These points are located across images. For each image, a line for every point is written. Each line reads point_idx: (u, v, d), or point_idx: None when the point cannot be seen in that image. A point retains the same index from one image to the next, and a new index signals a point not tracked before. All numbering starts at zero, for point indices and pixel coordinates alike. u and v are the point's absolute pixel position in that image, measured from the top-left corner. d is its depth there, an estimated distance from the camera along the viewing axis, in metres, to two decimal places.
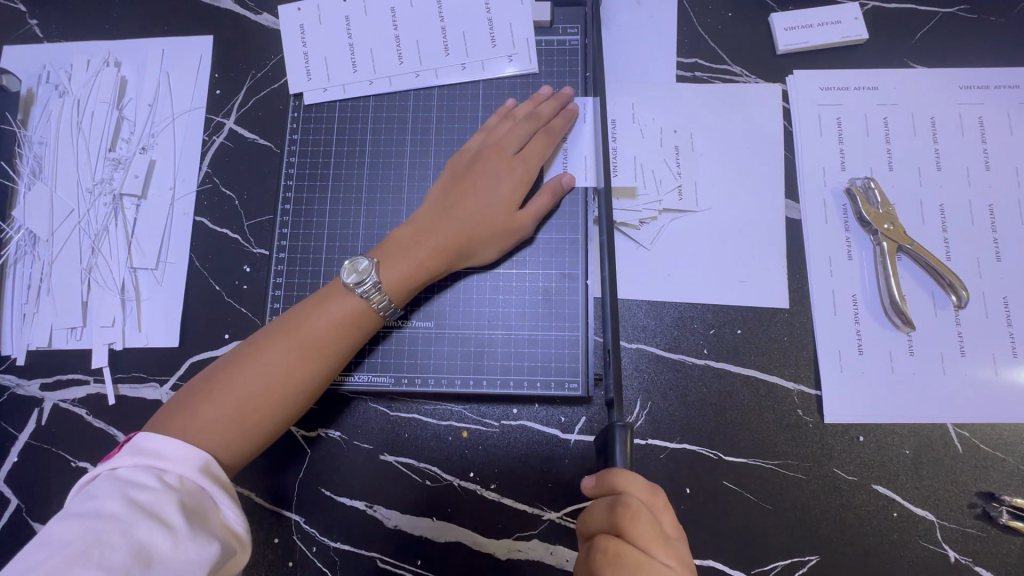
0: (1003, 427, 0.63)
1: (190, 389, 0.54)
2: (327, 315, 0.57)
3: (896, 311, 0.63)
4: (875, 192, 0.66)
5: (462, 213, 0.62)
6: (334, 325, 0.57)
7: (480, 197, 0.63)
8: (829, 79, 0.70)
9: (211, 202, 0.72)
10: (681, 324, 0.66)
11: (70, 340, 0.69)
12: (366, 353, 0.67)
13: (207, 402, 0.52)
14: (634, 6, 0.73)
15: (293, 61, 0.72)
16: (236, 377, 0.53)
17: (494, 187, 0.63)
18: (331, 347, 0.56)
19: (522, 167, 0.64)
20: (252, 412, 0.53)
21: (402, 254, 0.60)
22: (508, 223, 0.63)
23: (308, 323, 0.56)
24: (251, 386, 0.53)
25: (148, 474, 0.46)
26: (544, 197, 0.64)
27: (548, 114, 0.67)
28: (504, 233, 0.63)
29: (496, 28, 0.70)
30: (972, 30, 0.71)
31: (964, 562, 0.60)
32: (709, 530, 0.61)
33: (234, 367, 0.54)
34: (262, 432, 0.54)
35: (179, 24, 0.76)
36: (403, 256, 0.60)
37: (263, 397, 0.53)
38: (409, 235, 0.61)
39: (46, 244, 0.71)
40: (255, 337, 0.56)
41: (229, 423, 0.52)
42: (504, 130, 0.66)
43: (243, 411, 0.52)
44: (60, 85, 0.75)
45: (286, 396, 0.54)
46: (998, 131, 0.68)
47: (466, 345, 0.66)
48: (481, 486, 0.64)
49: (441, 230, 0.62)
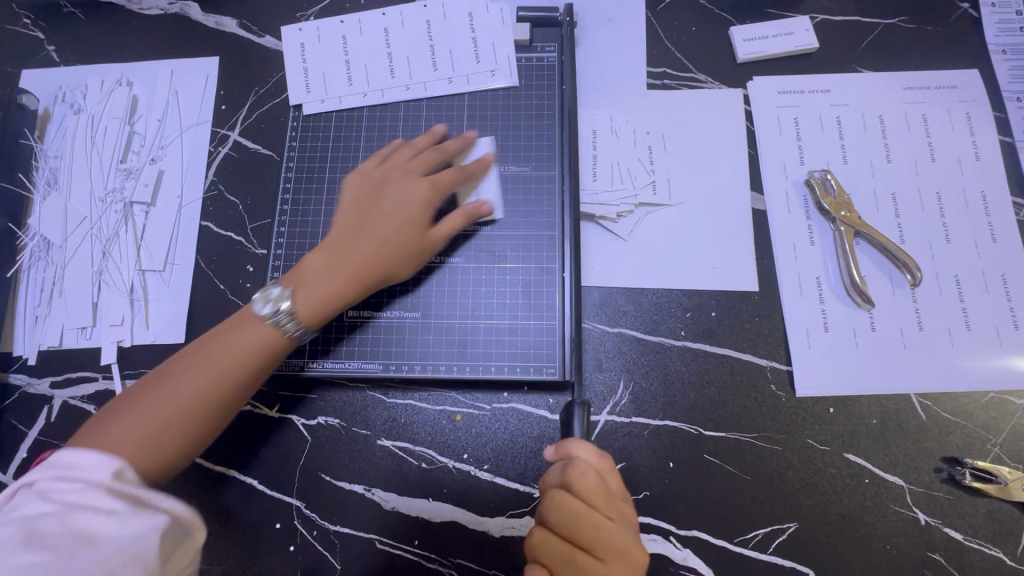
0: (964, 395, 0.67)
1: (103, 413, 0.54)
2: (244, 336, 0.58)
3: (856, 289, 0.68)
4: (832, 182, 0.72)
5: (363, 238, 0.65)
6: (245, 345, 0.58)
7: (381, 221, 0.66)
8: (785, 84, 0.77)
9: (217, 208, 0.76)
10: (659, 309, 0.70)
11: (80, 339, 0.72)
12: (345, 344, 0.70)
13: (116, 426, 0.52)
14: (606, 23, 0.80)
15: (293, 77, 0.78)
16: (148, 399, 0.54)
17: (393, 211, 0.66)
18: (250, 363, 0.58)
19: (415, 193, 0.67)
20: (168, 430, 0.53)
21: (319, 280, 0.62)
22: (416, 245, 0.66)
23: (227, 345, 0.58)
24: (164, 408, 0.54)
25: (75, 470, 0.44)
26: (458, 218, 0.67)
27: (452, 149, 0.71)
28: (417, 254, 0.66)
29: (480, 45, 0.76)
30: (913, 39, 0.79)
31: (933, 524, 0.63)
32: (692, 501, 0.65)
33: (145, 393, 0.55)
34: (181, 451, 0.54)
35: (187, 47, 0.83)
36: (317, 283, 0.62)
37: (178, 416, 0.54)
38: (321, 262, 0.63)
39: (59, 250, 0.75)
40: (172, 361, 0.57)
41: (145, 441, 0.52)
42: (401, 158, 0.70)
43: (158, 430, 0.53)
44: (76, 104, 0.80)
45: (203, 414, 0.55)
46: (940, 126, 0.75)
47: (451, 334, 0.70)
48: (474, 467, 0.67)
49: (334, 259, 0.63)
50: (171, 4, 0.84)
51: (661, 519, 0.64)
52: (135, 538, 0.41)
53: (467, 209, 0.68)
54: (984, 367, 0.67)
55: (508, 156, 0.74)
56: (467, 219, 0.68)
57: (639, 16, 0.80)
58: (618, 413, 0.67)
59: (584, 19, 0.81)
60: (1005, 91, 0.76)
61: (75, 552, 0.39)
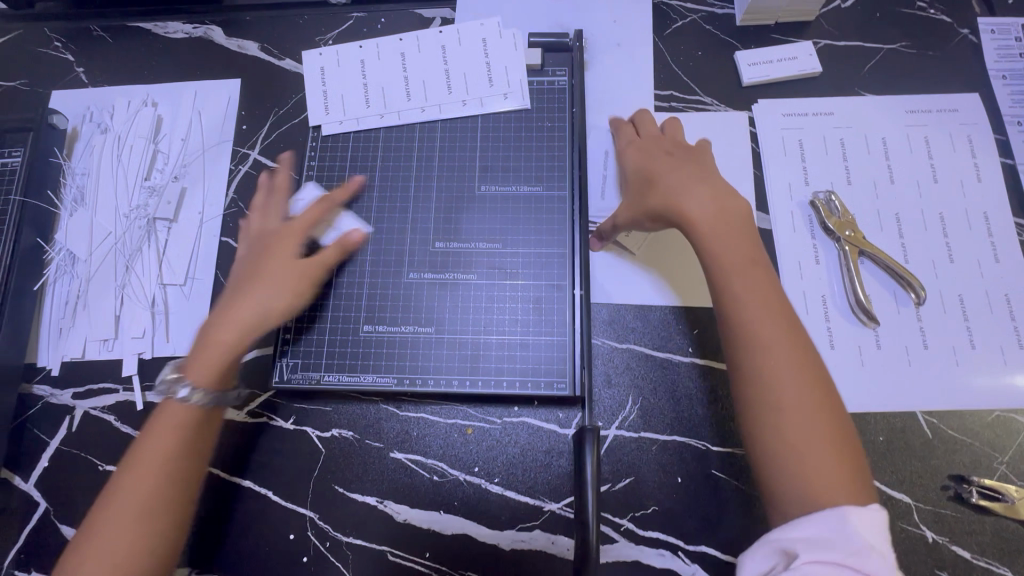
0: (969, 414, 0.67)
1: (75, 548, 0.54)
2: (158, 429, 0.58)
3: (862, 307, 0.69)
4: (837, 203, 0.73)
5: (240, 295, 0.64)
6: (166, 433, 0.58)
7: (258, 277, 0.65)
8: (790, 107, 0.79)
9: (237, 224, 0.79)
10: (667, 325, 0.72)
11: (102, 351, 0.75)
12: (358, 358, 0.71)
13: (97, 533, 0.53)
14: (616, 48, 0.83)
15: (312, 99, 0.81)
16: (111, 504, 0.55)
17: (273, 264, 0.65)
18: (196, 438, 0.59)
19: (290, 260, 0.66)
20: (128, 518, 0.54)
21: (217, 357, 0.61)
22: (292, 285, 0.65)
23: (145, 447, 0.57)
24: (119, 501, 0.54)
25: None
26: (329, 254, 0.68)
27: (285, 180, 0.74)
28: (297, 287, 0.65)
29: (493, 69, 0.79)
30: (914, 64, 0.81)
31: (941, 541, 0.63)
32: (700, 516, 0.65)
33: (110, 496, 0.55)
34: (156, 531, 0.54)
35: (211, 70, 0.86)
36: (218, 362, 0.61)
37: (134, 500, 0.54)
38: (218, 329, 0.62)
39: (84, 264, 0.78)
40: (110, 483, 0.56)
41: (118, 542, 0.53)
42: (266, 206, 0.71)
43: (125, 524, 0.53)
44: (103, 123, 0.83)
45: (161, 483, 0.55)
46: (942, 148, 0.76)
47: (458, 352, 0.71)
48: (485, 480, 0.68)
49: (230, 318, 0.62)
50: (196, 28, 0.88)
51: (669, 534, 0.65)
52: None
53: (305, 280, 0.66)
54: (989, 386, 0.68)
55: (520, 176, 0.76)
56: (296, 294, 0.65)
57: (647, 41, 0.83)
58: (626, 428, 0.69)
59: (593, 43, 0.83)
60: (1005, 115, 0.78)
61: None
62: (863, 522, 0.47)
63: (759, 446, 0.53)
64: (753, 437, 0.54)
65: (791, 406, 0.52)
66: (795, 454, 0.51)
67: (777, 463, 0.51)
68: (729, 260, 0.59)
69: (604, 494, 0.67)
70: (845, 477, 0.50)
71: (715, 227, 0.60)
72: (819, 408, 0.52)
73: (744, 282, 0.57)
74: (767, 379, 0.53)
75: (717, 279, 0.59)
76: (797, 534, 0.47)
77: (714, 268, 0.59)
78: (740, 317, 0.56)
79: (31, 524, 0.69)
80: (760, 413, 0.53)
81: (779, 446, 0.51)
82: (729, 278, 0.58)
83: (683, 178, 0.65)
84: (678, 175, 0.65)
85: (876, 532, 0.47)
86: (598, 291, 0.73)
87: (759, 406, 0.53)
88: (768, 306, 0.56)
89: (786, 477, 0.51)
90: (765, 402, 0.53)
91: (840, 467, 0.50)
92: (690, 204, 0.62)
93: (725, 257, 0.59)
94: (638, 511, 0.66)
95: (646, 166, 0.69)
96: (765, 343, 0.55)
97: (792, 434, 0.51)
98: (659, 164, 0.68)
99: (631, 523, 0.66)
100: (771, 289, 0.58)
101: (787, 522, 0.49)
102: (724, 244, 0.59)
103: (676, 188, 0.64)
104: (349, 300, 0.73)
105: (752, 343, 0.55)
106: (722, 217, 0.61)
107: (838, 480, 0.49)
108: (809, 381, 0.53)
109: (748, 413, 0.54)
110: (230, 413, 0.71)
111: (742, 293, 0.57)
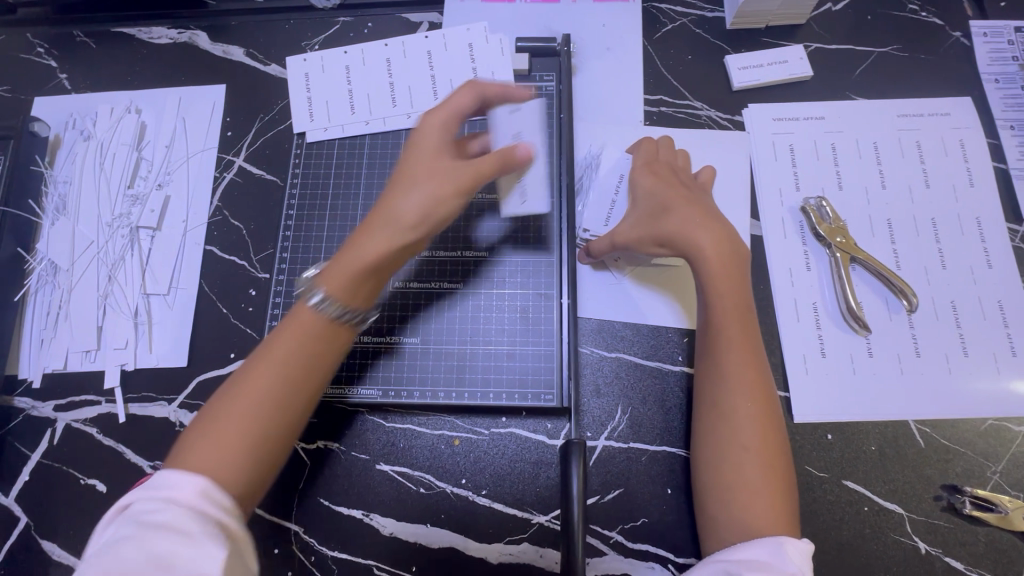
0: (961, 422, 0.67)
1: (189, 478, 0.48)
2: (237, 395, 0.50)
3: (853, 315, 0.68)
4: (827, 210, 0.73)
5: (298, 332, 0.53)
6: (252, 395, 0.50)
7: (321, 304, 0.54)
8: (781, 111, 0.78)
9: (221, 232, 0.78)
10: (657, 334, 0.71)
11: (85, 362, 0.73)
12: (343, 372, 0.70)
13: (196, 449, 0.48)
14: (605, 52, 0.82)
15: (297, 105, 0.80)
16: (219, 420, 0.49)
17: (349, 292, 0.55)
18: (329, 346, 0.54)
19: (438, 174, 0.56)
20: (250, 432, 0.49)
21: (353, 273, 0.53)
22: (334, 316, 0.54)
23: (225, 411, 0.50)
24: (243, 410, 0.50)
25: (159, 503, 0.44)
26: (486, 162, 0.56)
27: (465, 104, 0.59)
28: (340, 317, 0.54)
29: (479, 75, 0.78)
30: (906, 68, 0.80)
31: (933, 553, 0.62)
32: (690, 528, 0.64)
33: (231, 385, 0.51)
34: (291, 410, 0.52)
35: (195, 76, 0.85)
36: (354, 279, 0.53)
37: (298, 364, 0.52)
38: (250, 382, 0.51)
39: (66, 274, 0.76)
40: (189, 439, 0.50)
41: (249, 425, 0.49)
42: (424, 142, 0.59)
43: (268, 394, 0.50)
44: (85, 130, 0.82)
45: (319, 364, 0.53)
46: (934, 153, 0.76)
47: (443, 362, 0.70)
48: (472, 493, 0.67)
49: (253, 376, 0.51)
50: (180, 33, 0.87)
51: (659, 546, 0.64)
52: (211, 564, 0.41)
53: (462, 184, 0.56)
54: (982, 394, 0.67)
55: None
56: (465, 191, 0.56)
57: (636, 46, 0.82)
58: (615, 438, 0.68)
59: (582, 47, 0.82)
60: (998, 119, 0.77)
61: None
62: (797, 550, 0.49)
63: (710, 481, 0.56)
64: (710, 469, 0.57)
65: (753, 447, 0.55)
66: (745, 489, 0.54)
67: (726, 494, 0.55)
68: (727, 301, 0.61)
69: (593, 505, 0.66)
70: (784, 517, 0.53)
71: (720, 266, 0.61)
72: (774, 454, 0.55)
73: (735, 328, 0.60)
74: (739, 416, 0.57)
75: (710, 318, 0.61)
76: (739, 555, 0.49)
77: (710, 305, 0.61)
78: (728, 356, 0.59)
79: (11, 539, 0.68)
80: (720, 448, 0.57)
81: (732, 481, 0.55)
82: (723, 318, 0.60)
83: (694, 210, 0.64)
84: (690, 206, 0.64)
85: (806, 558, 0.49)
86: (587, 300, 0.72)
87: (722, 443, 0.56)
88: (752, 352, 0.59)
89: (733, 509, 0.54)
90: (730, 438, 0.56)
91: (779, 506, 0.53)
92: (697, 237, 0.62)
93: (724, 298, 0.61)
94: (627, 523, 0.65)
95: (657, 190, 0.67)
96: (745, 385, 0.58)
97: (745, 471, 0.55)
98: (668, 191, 0.66)
99: (621, 535, 0.65)
100: (754, 336, 0.60)
101: (727, 548, 0.52)
102: (726, 284, 0.61)
103: (688, 221, 0.63)
104: None
105: (733, 380, 0.58)
106: (728, 255, 0.62)
107: (781, 516, 0.52)
108: (770, 426, 0.57)
109: (708, 450, 0.57)
110: None
111: (732, 335, 0.60)
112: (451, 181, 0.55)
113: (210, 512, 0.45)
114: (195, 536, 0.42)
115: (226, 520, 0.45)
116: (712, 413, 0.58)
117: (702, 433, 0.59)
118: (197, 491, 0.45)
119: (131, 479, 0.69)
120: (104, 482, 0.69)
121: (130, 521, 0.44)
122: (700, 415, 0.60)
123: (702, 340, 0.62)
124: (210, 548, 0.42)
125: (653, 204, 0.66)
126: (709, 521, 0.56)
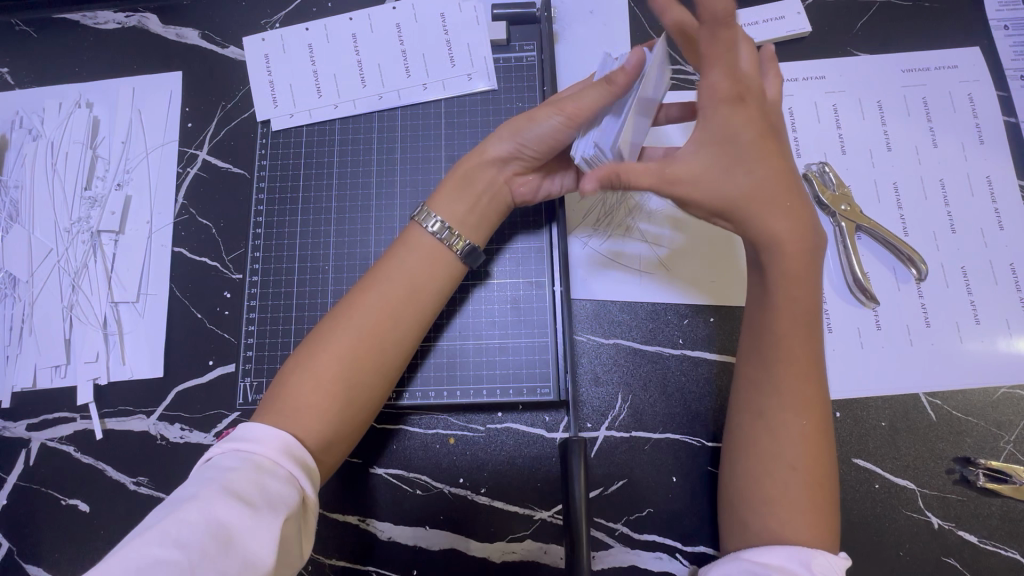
0: (974, 393, 0.64)
1: (306, 423, 0.48)
2: (315, 366, 0.50)
3: (861, 287, 0.65)
4: (831, 175, 0.69)
5: (355, 328, 0.52)
6: (328, 363, 0.50)
7: (371, 301, 0.53)
8: (779, 72, 0.73)
9: (189, 231, 0.73)
10: (656, 317, 0.67)
11: (55, 378, 0.70)
12: (416, 368, 0.66)
13: (299, 379, 0.50)
14: (588, 16, 0.76)
15: (260, 90, 0.74)
16: (295, 399, 0.49)
17: (394, 283, 0.54)
18: (390, 350, 0.53)
19: (558, 100, 0.55)
20: (348, 373, 0.50)
21: (461, 181, 0.59)
22: (388, 317, 0.53)
23: (306, 375, 0.50)
24: (343, 345, 0.51)
25: (238, 458, 0.44)
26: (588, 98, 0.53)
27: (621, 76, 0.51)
28: (389, 318, 0.53)
29: (454, 49, 0.73)
30: (912, 17, 0.74)
31: (946, 527, 0.61)
32: (697, 515, 0.63)
33: (324, 335, 0.52)
34: (381, 367, 0.52)
35: (149, 62, 0.78)
36: (463, 190, 0.59)
37: (391, 320, 0.53)
38: (311, 371, 0.50)
39: (26, 285, 0.72)
40: (290, 405, 0.48)
41: (340, 369, 0.50)
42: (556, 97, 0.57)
43: (360, 350, 0.51)
44: (34, 129, 0.76)
45: (410, 319, 0.54)
46: (941, 109, 0.71)
47: (428, 357, 0.66)
48: (471, 491, 0.65)
49: (318, 367, 0.50)
50: (128, 16, 0.79)
51: (666, 536, 0.62)
52: (266, 549, 0.40)
53: (573, 115, 0.54)
54: (995, 361, 0.64)
55: None
56: (573, 129, 0.55)
57: (620, 5, 0.75)
58: (617, 428, 0.65)
59: (563, 11, 0.76)
60: (1007, 68, 0.73)
61: (209, 553, 0.38)
62: (827, 561, 0.46)
63: (746, 493, 0.52)
64: (742, 477, 0.53)
65: (801, 459, 0.50)
66: (784, 498, 0.50)
67: (763, 503, 0.50)
68: (800, 299, 0.52)
69: (596, 498, 0.64)
70: (824, 525, 0.49)
71: (792, 263, 0.52)
72: (822, 468, 0.51)
73: (794, 335, 0.52)
74: (791, 428, 0.51)
75: (772, 326, 0.53)
76: (765, 557, 0.47)
77: (772, 306, 0.53)
78: (787, 363, 0.52)
79: None
80: (757, 457, 0.52)
81: (769, 489, 0.51)
82: (773, 317, 0.53)
83: (771, 173, 0.53)
84: (764, 162, 0.53)
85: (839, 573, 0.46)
86: (581, 285, 0.69)
87: (766, 452, 0.52)
88: (814, 365, 0.52)
89: (766, 521, 0.50)
90: (774, 450, 0.51)
91: (818, 512, 0.49)
92: (773, 225, 0.52)
93: (791, 304, 0.52)
94: (632, 514, 0.63)
95: (735, 123, 0.53)
96: (802, 398, 0.52)
97: (785, 480, 0.50)
98: (747, 123, 0.53)
99: (626, 527, 0.63)
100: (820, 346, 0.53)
101: (753, 547, 0.49)
102: (796, 286, 0.52)
103: (757, 190, 0.52)
104: (312, 310, 0.69)
105: (791, 393, 0.52)
106: (805, 254, 0.52)
107: (820, 525, 0.49)
108: (821, 443, 0.51)
109: (745, 456, 0.53)
110: (197, 436, 0.67)
111: (795, 344, 0.52)
112: (573, 107, 0.53)
113: (277, 476, 0.44)
114: (257, 509, 0.41)
115: (295, 484, 0.45)
116: (759, 421, 0.53)
117: (743, 439, 0.54)
118: (281, 446, 0.46)
119: (114, 496, 0.66)
120: (85, 502, 0.66)
121: (204, 480, 0.43)
122: (741, 423, 0.55)
123: (753, 344, 0.55)
124: (270, 533, 0.40)
125: (725, 136, 0.53)
126: (737, 527, 0.52)
